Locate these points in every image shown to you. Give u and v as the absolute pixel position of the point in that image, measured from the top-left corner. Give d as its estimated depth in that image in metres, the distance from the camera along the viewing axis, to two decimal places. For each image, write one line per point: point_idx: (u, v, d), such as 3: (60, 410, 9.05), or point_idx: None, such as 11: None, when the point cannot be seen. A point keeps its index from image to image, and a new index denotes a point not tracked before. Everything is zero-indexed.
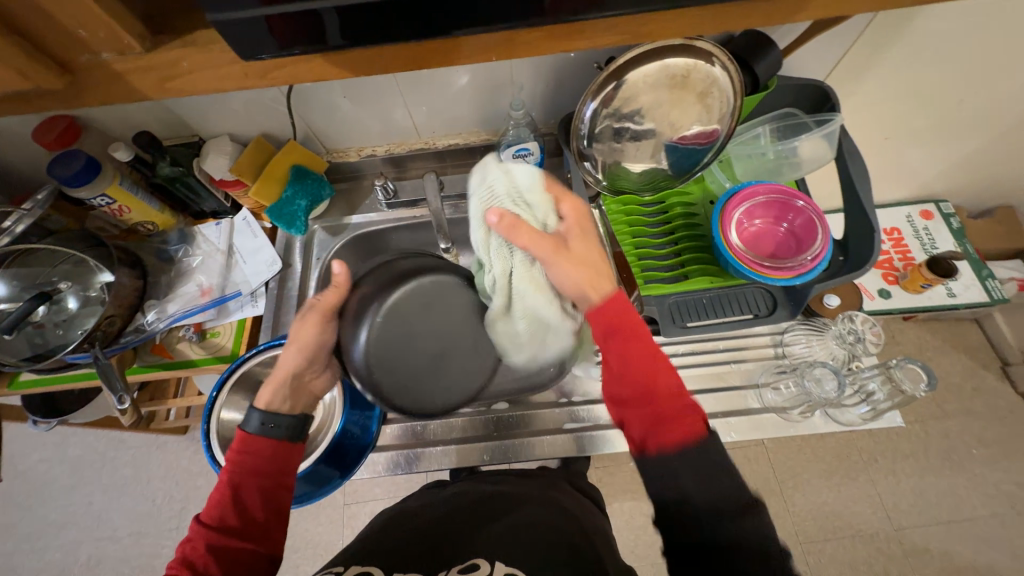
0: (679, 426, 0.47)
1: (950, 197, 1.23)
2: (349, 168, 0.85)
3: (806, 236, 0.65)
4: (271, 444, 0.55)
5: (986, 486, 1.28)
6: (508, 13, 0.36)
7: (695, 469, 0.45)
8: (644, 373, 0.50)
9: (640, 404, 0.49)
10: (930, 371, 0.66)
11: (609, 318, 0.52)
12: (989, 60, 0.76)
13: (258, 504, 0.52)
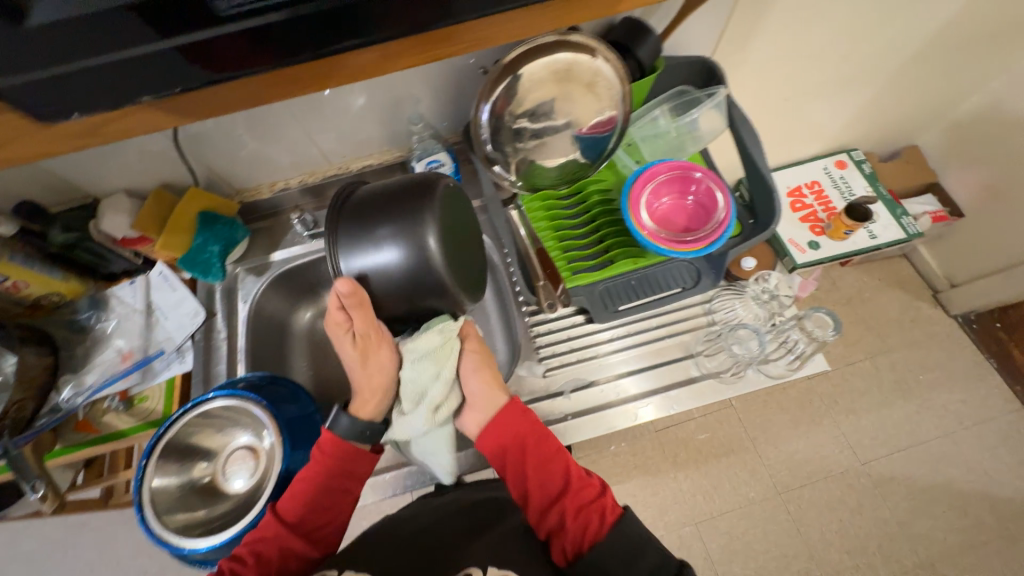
0: (600, 513, 0.55)
1: (860, 145, 1.31)
2: (266, 205, 0.83)
3: (712, 205, 0.68)
4: (352, 448, 0.60)
5: (935, 408, 1.37)
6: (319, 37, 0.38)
7: (620, 555, 0.51)
8: (557, 475, 0.58)
9: (562, 506, 0.56)
10: (837, 317, 0.73)
11: (512, 428, 0.59)
12: (857, 18, 0.82)
13: (324, 505, 0.57)
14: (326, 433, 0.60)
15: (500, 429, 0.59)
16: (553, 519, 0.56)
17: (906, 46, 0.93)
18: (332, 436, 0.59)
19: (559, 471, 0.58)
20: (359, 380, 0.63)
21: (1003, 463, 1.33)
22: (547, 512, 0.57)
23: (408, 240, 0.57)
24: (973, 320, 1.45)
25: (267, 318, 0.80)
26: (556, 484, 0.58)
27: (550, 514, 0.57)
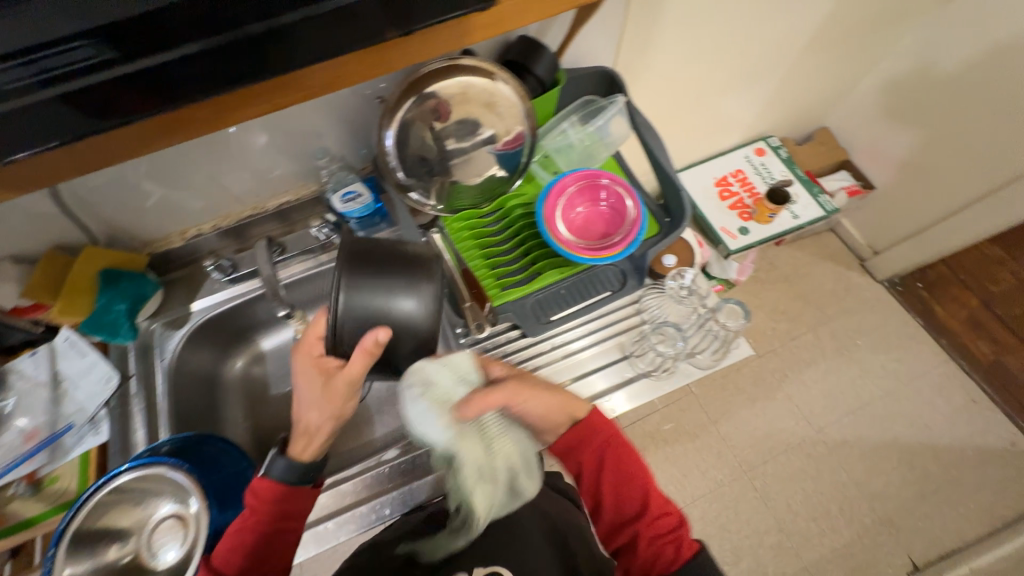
0: (676, 539, 0.59)
1: (777, 132, 1.38)
2: (180, 254, 0.78)
3: (623, 208, 0.70)
4: (287, 489, 0.56)
5: (874, 369, 1.45)
6: (238, 70, 0.40)
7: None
8: (635, 499, 0.62)
9: (638, 524, 0.61)
10: (744, 307, 0.77)
11: (596, 446, 0.64)
12: (745, 18, 0.86)
13: (258, 558, 0.54)
14: (259, 481, 0.56)
15: (585, 445, 0.64)
16: (630, 533, 0.61)
17: (795, 41, 1.00)
18: (265, 483, 0.56)
19: (639, 493, 0.63)
20: (302, 417, 0.57)
21: (939, 413, 1.40)
22: (621, 529, 0.62)
23: (400, 297, 0.51)
24: (898, 283, 1.54)
25: (192, 374, 0.76)
26: (634, 507, 0.62)
27: (628, 529, 0.62)
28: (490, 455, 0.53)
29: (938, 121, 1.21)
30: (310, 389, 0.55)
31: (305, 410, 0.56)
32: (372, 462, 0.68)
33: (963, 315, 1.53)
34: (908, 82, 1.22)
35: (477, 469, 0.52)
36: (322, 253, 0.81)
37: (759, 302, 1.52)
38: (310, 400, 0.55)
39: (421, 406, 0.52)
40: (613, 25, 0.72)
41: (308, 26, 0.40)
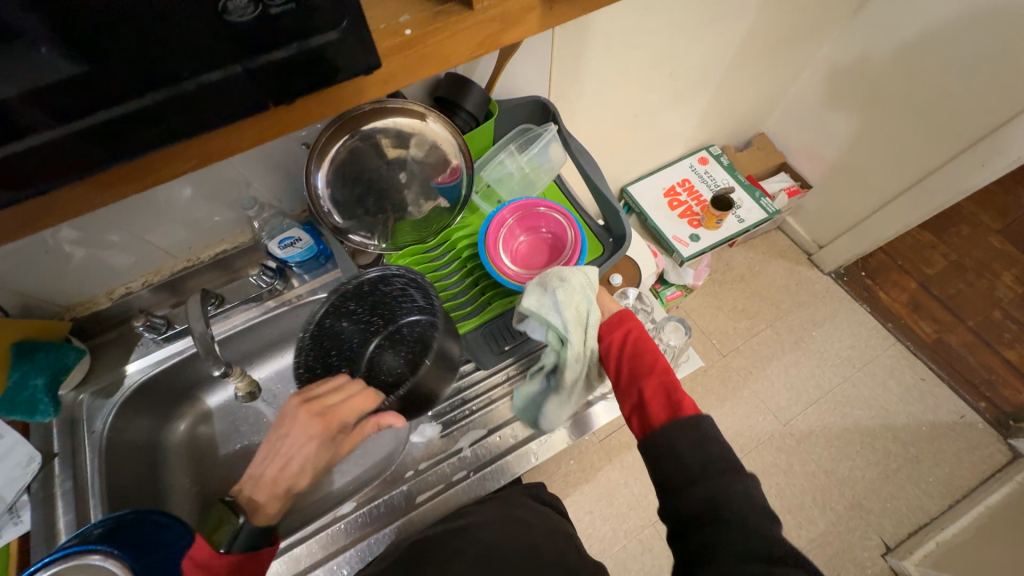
0: (679, 398, 0.53)
1: (717, 141, 1.44)
2: (110, 315, 0.74)
3: (564, 233, 0.72)
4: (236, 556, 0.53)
5: (831, 357, 1.47)
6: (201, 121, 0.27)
7: (689, 432, 0.50)
8: (651, 363, 0.57)
9: (644, 385, 0.55)
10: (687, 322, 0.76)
11: (624, 321, 0.61)
12: (668, 39, 0.89)
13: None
14: (217, 558, 0.51)
15: (618, 322, 0.61)
16: (634, 394, 0.56)
17: (720, 57, 1.04)
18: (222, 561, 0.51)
19: (651, 358, 0.57)
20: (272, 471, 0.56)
21: (892, 393, 1.42)
22: (629, 390, 0.57)
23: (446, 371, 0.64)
24: (843, 273, 1.58)
25: (128, 444, 0.71)
26: (646, 370, 0.57)
27: (633, 393, 0.56)
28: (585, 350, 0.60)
29: (858, 125, 1.25)
30: (312, 457, 0.55)
31: (289, 473, 0.55)
32: (328, 519, 0.65)
33: (906, 298, 1.53)
34: (832, 89, 1.25)
35: (577, 359, 0.60)
36: (263, 301, 0.78)
37: (718, 303, 1.55)
38: (305, 465, 0.55)
39: (554, 294, 0.57)
40: (541, 58, 0.75)
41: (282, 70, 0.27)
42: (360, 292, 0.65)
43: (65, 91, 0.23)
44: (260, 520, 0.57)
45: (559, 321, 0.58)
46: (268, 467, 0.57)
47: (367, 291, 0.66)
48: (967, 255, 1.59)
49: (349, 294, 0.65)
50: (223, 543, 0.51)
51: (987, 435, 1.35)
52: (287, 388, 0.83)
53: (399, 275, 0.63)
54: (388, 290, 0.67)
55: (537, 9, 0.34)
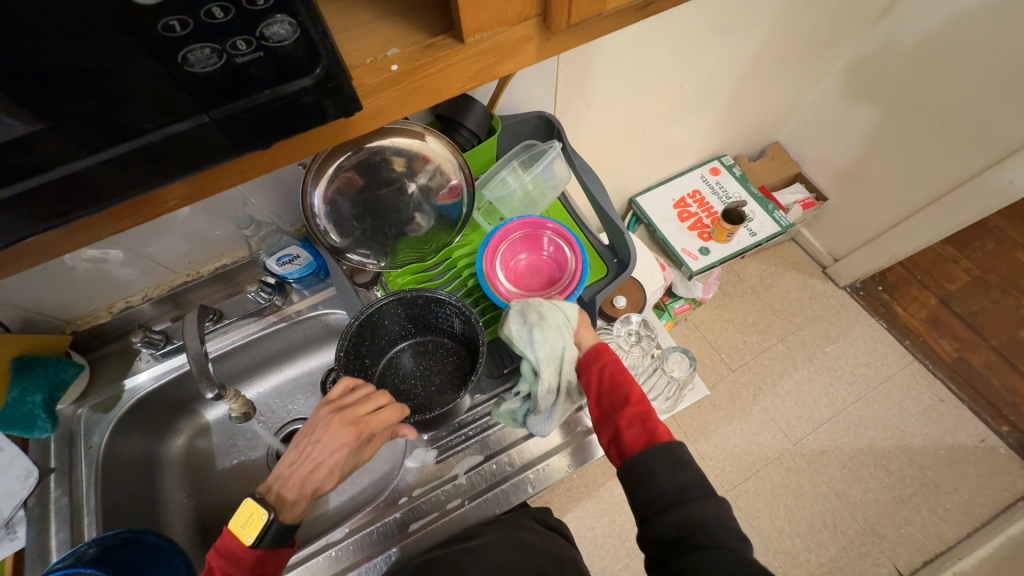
0: (654, 428, 0.53)
1: (729, 152, 1.40)
2: (110, 329, 0.74)
3: (564, 257, 0.70)
4: (261, 554, 0.50)
5: (845, 374, 1.42)
6: (162, 167, 0.26)
7: (664, 462, 0.50)
8: (624, 392, 0.56)
9: (619, 417, 0.54)
10: (691, 352, 0.74)
11: (595, 352, 0.60)
12: (677, 51, 0.87)
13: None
14: (245, 550, 0.49)
15: (589, 354, 0.60)
16: (609, 428, 0.55)
17: (732, 68, 1.01)
18: (248, 553, 0.49)
19: (625, 388, 0.56)
20: (298, 473, 0.54)
21: (909, 413, 1.36)
22: (604, 422, 0.56)
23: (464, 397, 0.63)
24: (859, 287, 1.52)
25: (126, 459, 0.71)
26: (620, 399, 0.56)
27: (609, 425, 0.55)
28: (561, 382, 0.59)
29: (875, 137, 1.20)
30: (341, 462, 0.54)
31: (314, 478, 0.53)
32: (320, 545, 0.63)
33: (924, 314, 1.48)
34: (851, 100, 1.21)
35: (550, 392, 0.59)
36: (262, 316, 0.77)
37: (728, 317, 1.51)
38: (330, 465, 0.54)
39: (530, 330, 0.58)
40: (545, 73, 0.73)
41: (251, 121, 0.26)
42: (407, 303, 0.63)
43: (32, 147, 0.22)
44: (283, 517, 0.52)
45: (532, 355, 0.57)
46: (294, 468, 0.54)
47: (417, 304, 0.64)
48: (990, 271, 1.52)
49: (397, 303, 0.63)
50: (253, 537, 0.49)
51: (1009, 461, 1.29)
52: (284, 403, 0.83)
53: (455, 305, 0.62)
54: (438, 311, 0.65)
55: (534, 40, 0.32)
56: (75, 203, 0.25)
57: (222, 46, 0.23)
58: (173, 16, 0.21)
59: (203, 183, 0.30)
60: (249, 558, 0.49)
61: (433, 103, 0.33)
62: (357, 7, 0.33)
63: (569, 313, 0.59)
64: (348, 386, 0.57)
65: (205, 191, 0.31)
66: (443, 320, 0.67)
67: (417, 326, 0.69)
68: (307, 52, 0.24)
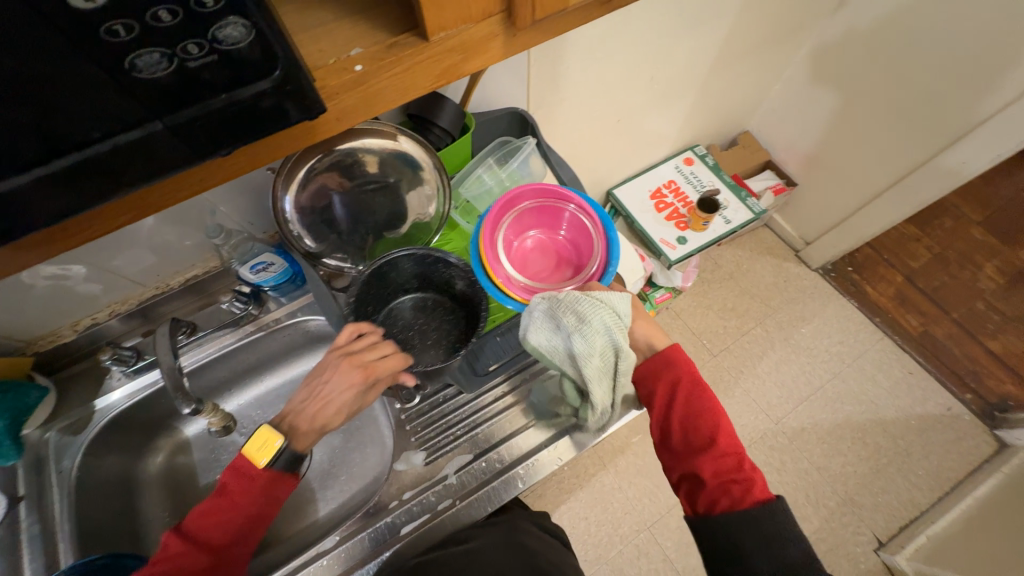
0: (747, 479, 0.52)
1: (702, 142, 1.43)
2: (77, 347, 0.71)
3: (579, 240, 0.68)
4: (272, 476, 0.53)
5: (820, 353, 1.47)
6: (116, 175, 0.25)
7: (751, 526, 0.50)
8: (706, 434, 0.55)
9: (705, 461, 0.54)
10: None
11: (669, 382, 0.58)
12: (646, 43, 0.87)
13: (229, 548, 0.52)
14: (259, 471, 0.52)
15: (662, 383, 0.58)
16: (691, 471, 0.54)
17: (700, 59, 1.03)
18: (261, 472, 0.53)
19: (709, 427, 0.55)
20: (311, 406, 0.56)
21: (881, 388, 1.42)
22: (684, 463, 0.55)
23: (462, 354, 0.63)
24: (831, 269, 1.58)
25: (101, 481, 0.69)
26: (701, 440, 0.55)
27: (690, 464, 0.55)
28: (615, 390, 0.57)
29: (838, 123, 1.24)
30: (348, 402, 0.56)
31: (323, 417, 0.56)
32: (311, 555, 0.62)
33: (892, 292, 1.54)
34: (816, 87, 1.24)
35: (603, 404, 0.58)
36: (237, 326, 0.75)
37: (708, 303, 1.55)
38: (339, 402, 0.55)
39: (572, 341, 0.54)
40: (516, 69, 0.73)
41: (206, 125, 0.25)
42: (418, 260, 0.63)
43: None
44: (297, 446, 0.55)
45: (577, 370, 0.55)
46: (305, 402, 0.56)
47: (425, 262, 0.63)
48: (951, 248, 1.60)
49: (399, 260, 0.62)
50: (267, 460, 0.52)
51: (974, 426, 1.36)
52: (267, 414, 0.81)
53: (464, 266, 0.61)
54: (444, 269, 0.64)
55: (498, 37, 0.32)
56: (26, 218, 0.24)
57: (172, 50, 0.22)
58: (117, 21, 0.20)
59: (159, 194, 0.29)
60: (262, 478, 0.53)
61: (401, 102, 0.32)
62: (316, 7, 0.32)
63: (610, 312, 0.55)
64: (354, 328, 0.58)
65: (162, 203, 0.30)
66: (445, 280, 0.66)
67: (420, 279, 0.68)
68: (262, 54, 0.24)
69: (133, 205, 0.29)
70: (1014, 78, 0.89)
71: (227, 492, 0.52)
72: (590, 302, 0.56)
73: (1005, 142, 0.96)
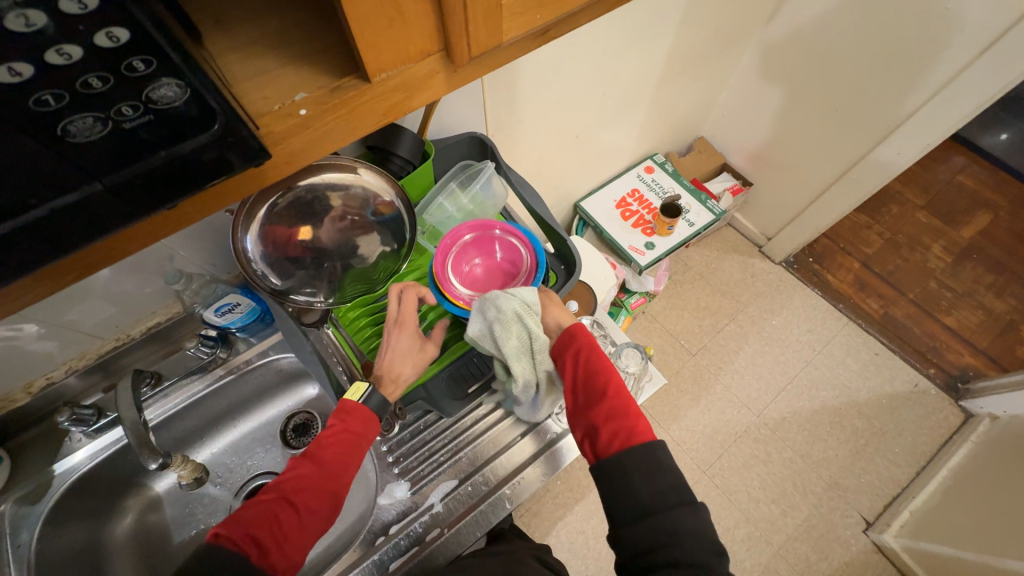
0: (633, 426, 0.54)
1: (660, 150, 1.49)
2: (32, 411, 0.67)
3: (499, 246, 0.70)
4: (371, 414, 0.58)
5: (792, 343, 1.52)
6: (57, 237, 0.25)
7: (641, 467, 0.51)
8: (601, 385, 0.57)
9: (596, 413, 0.55)
10: (641, 347, 0.79)
11: (570, 342, 0.61)
12: (595, 62, 0.91)
13: (328, 483, 0.55)
14: (355, 404, 0.58)
15: (565, 344, 0.61)
16: (587, 422, 0.56)
17: (650, 73, 1.08)
18: (354, 406, 0.58)
19: (603, 382, 0.57)
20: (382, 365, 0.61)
21: (852, 370, 1.48)
22: (581, 414, 0.57)
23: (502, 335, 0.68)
24: (793, 261, 1.65)
25: (64, 552, 0.64)
26: (597, 391, 0.57)
27: (584, 418, 0.56)
28: (536, 367, 0.61)
29: (783, 124, 1.32)
30: (408, 349, 0.62)
31: (397, 364, 0.61)
32: None
33: (851, 278, 1.62)
34: (761, 92, 1.32)
35: (527, 382, 0.61)
36: (205, 371, 0.74)
37: (682, 304, 1.59)
38: (402, 353, 0.61)
39: (491, 328, 0.57)
40: (471, 95, 0.75)
41: (153, 183, 0.26)
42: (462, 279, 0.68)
43: None
44: (385, 392, 0.60)
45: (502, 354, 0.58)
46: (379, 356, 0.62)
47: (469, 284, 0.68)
48: (899, 232, 1.69)
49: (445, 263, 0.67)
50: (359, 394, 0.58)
51: (941, 400, 1.43)
52: (243, 460, 0.79)
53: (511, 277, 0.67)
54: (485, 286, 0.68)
55: (440, 73, 0.33)
56: None
57: (106, 113, 0.23)
58: (46, 91, 0.21)
59: (101, 253, 0.29)
60: (357, 414, 0.57)
61: (350, 140, 0.33)
62: (259, 54, 0.33)
63: (529, 299, 0.58)
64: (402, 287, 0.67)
65: (110, 258, 0.29)
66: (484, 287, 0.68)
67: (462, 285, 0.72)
68: (199, 111, 0.25)
69: (78, 263, 0.28)
70: (936, 74, 0.97)
71: (332, 426, 0.57)
72: (510, 292, 0.57)
73: (932, 132, 1.04)
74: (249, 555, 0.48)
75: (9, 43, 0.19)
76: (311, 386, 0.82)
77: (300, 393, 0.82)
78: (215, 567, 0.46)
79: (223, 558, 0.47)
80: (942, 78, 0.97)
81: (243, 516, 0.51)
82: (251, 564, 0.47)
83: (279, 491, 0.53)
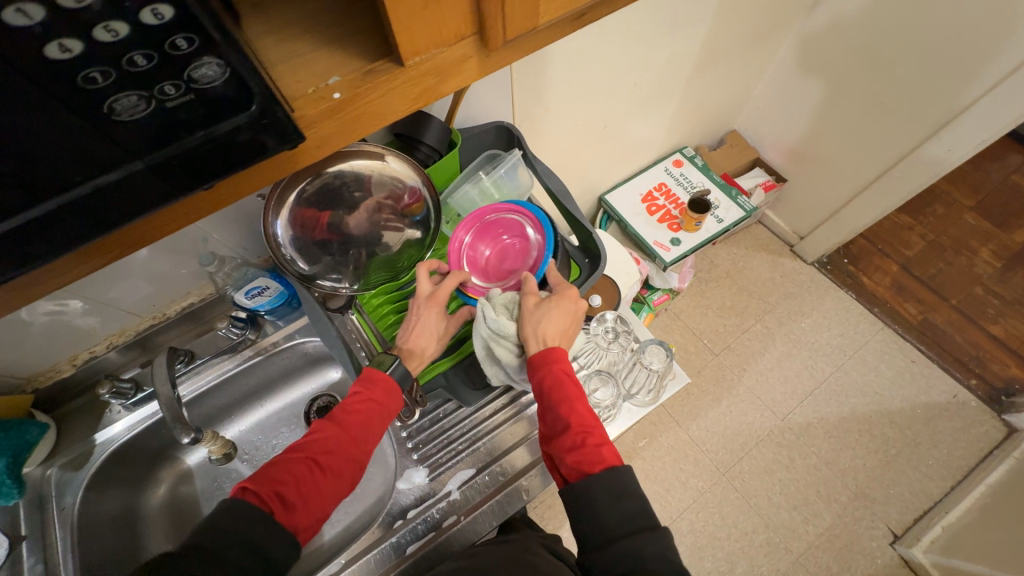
0: (597, 455, 0.53)
1: (690, 143, 1.44)
2: (75, 382, 0.71)
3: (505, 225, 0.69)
4: (395, 383, 0.59)
5: (822, 346, 1.46)
6: (101, 215, 0.26)
7: (609, 492, 0.51)
8: (564, 415, 0.56)
9: (560, 444, 0.55)
10: (666, 344, 0.77)
11: (539, 368, 0.60)
12: (626, 50, 0.89)
13: (351, 448, 0.56)
14: (383, 375, 0.59)
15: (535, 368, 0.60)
16: (554, 452, 0.56)
17: (683, 62, 1.04)
18: (383, 377, 0.58)
19: (567, 413, 0.56)
20: (409, 338, 0.63)
21: (885, 378, 1.41)
22: (549, 444, 0.57)
23: None
24: (826, 262, 1.58)
25: (102, 517, 0.68)
26: (562, 421, 0.56)
27: (552, 449, 0.56)
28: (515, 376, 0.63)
29: (822, 116, 1.25)
30: (435, 324, 0.64)
31: (423, 339, 0.64)
32: None
33: (888, 281, 1.54)
34: (800, 82, 1.26)
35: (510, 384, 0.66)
36: (235, 352, 0.76)
37: (706, 303, 1.55)
38: (429, 330, 0.64)
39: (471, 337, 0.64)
40: (499, 84, 0.74)
41: (193, 163, 0.26)
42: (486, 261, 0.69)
43: None
44: (409, 365, 0.62)
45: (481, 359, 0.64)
46: (405, 329, 0.64)
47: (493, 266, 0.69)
48: (943, 234, 1.60)
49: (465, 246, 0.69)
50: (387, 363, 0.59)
51: (982, 413, 1.35)
52: (268, 439, 0.81)
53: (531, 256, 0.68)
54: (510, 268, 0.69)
55: (472, 57, 0.32)
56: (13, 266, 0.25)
57: (149, 92, 0.23)
58: (94, 68, 0.21)
59: (141, 233, 0.29)
60: (385, 385, 0.58)
61: (380, 127, 0.33)
62: (293, 39, 0.33)
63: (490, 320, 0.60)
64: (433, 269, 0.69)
65: (150, 236, 0.30)
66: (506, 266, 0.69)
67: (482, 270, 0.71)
68: (237, 90, 0.25)
69: (124, 241, 0.29)
70: (995, 65, 0.90)
71: (358, 392, 0.58)
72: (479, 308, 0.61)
73: (988, 128, 0.97)
74: (273, 509, 0.50)
75: (61, 20, 0.20)
76: (335, 370, 0.84)
77: (324, 377, 0.84)
78: (245, 520, 0.48)
79: (249, 512, 0.48)
80: (1004, 68, 0.90)
81: (270, 473, 0.52)
82: (276, 520, 0.49)
83: (307, 452, 0.54)
